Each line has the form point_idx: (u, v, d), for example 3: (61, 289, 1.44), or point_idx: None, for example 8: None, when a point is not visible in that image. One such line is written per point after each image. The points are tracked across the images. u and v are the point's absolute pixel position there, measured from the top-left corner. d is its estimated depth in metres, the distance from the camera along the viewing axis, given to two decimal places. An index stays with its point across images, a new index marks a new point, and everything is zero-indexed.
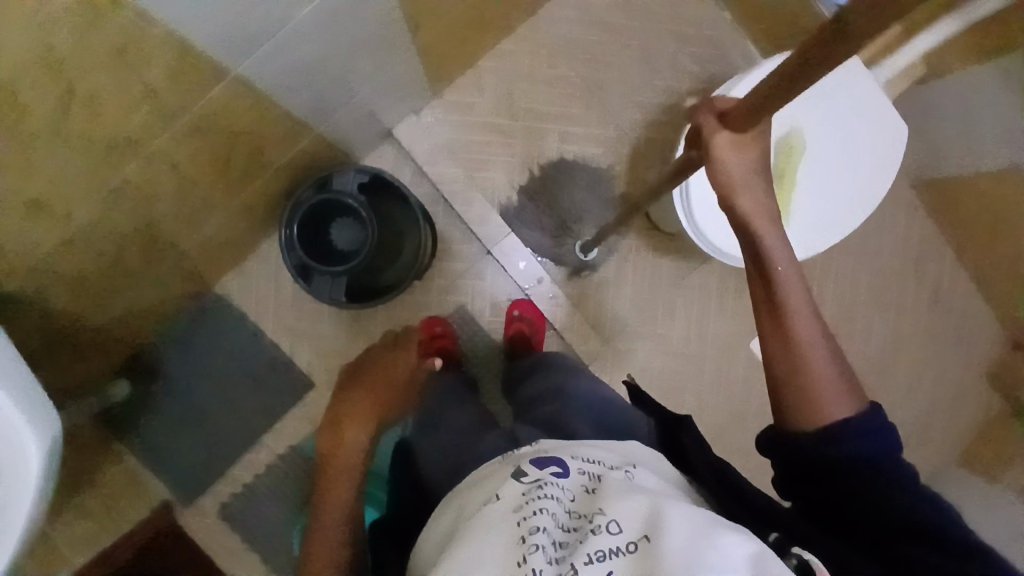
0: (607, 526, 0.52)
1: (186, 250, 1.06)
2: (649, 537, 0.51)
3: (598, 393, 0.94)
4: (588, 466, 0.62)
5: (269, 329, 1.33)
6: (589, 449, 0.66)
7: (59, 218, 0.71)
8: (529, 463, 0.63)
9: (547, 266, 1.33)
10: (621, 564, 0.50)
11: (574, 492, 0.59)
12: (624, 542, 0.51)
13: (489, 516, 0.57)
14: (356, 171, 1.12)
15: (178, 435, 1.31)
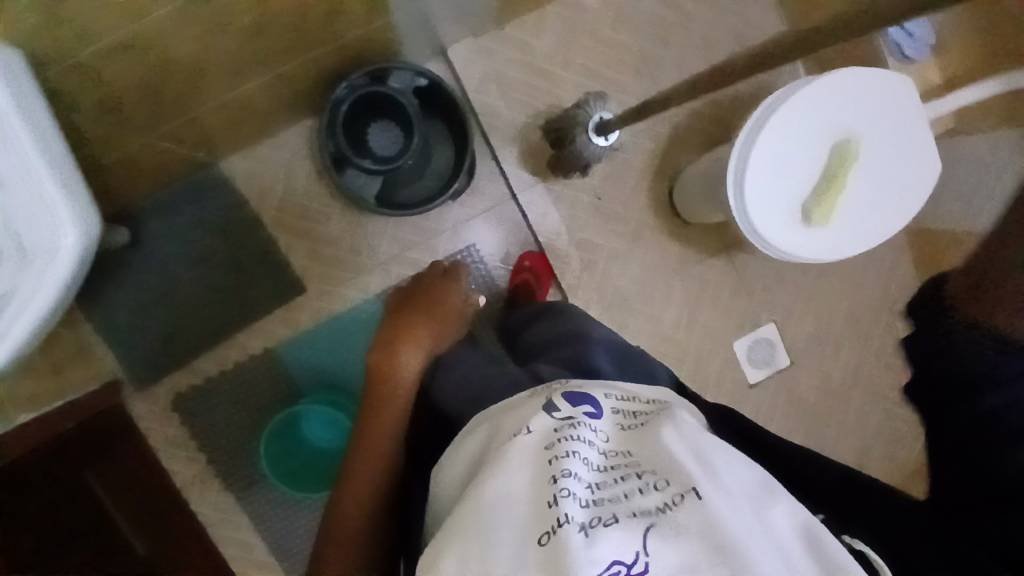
0: (653, 482, 0.52)
1: (216, 110, 0.98)
2: (697, 493, 0.50)
3: (613, 337, 0.96)
4: (621, 410, 0.63)
5: (266, 223, 1.25)
6: (622, 390, 0.67)
7: (136, 7, 0.64)
8: (563, 399, 0.63)
9: (566, 225, 1.32)
10: (663, 519, 0.49)
11: (610, 434, 0.60)
12: (669, 497, 0.50)
13: (519, 450, 0.58)
14: (416, 71, 1.09)
15: (145, 311, 1.23)
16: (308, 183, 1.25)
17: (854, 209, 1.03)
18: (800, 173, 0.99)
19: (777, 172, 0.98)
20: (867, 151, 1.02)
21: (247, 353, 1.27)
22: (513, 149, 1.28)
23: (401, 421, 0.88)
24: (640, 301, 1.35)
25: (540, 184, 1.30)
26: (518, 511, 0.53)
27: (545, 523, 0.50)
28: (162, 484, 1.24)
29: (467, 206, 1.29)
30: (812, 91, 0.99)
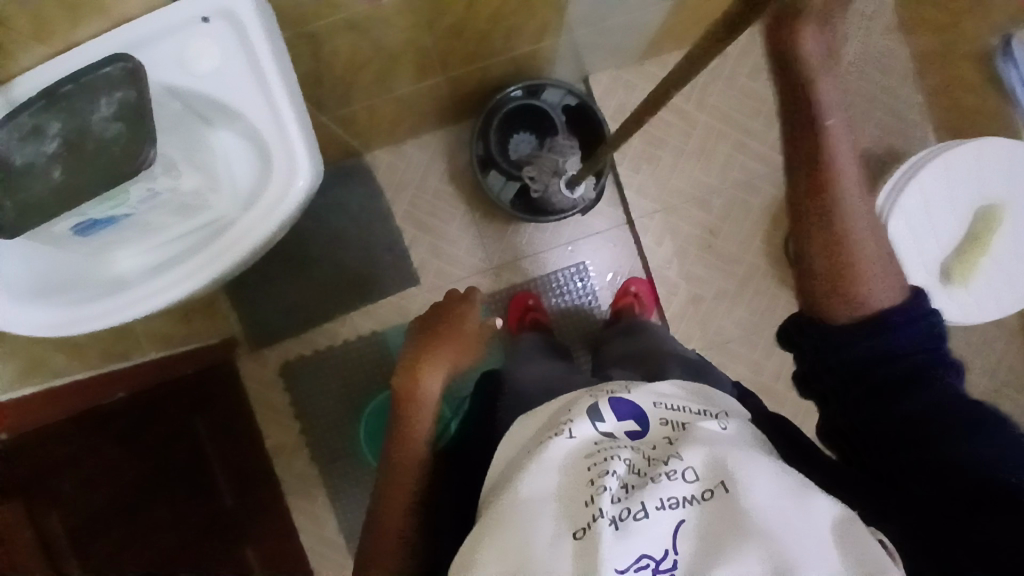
0: (682, 472, 0.51)
1: (386, 100, 1.07)
2: (726, 486, 0.50)
3: (689, 354, 0.94)
4: (670, 415, 0.58)
5: (397, 214, 1.33)
6: (671, 391, 0.62)
7: None
8: (607, 404, 0.59)
9: (679, 257, 1.33)
10: (693, 511, 0.50)
11: (654, 439, 0.57)
12: (698, 491, 0.51)
13: (554, 451, 0.55)
14: (569, 91, 1.18)
15: (274, 279, 1.31)
16: (441, 183, 1.33)
17: (992, 276, 1.03)
18: (939, 233, 1.01)
19: (912, 228, 1.01)
20: (1014, 220, 1.02)
21: (358, 333, 1.33)
22: (637, 177, 1.32)
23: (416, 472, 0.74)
24: (744, 345, 1.33)
25: (659, 214, 1.33)
26: (551, 510, 0.52)
27: (581, 517, 0.50)
28: (257, 443, 1.30)
29: (584, 226, 1.34)
30: (955, 158, 1.00)
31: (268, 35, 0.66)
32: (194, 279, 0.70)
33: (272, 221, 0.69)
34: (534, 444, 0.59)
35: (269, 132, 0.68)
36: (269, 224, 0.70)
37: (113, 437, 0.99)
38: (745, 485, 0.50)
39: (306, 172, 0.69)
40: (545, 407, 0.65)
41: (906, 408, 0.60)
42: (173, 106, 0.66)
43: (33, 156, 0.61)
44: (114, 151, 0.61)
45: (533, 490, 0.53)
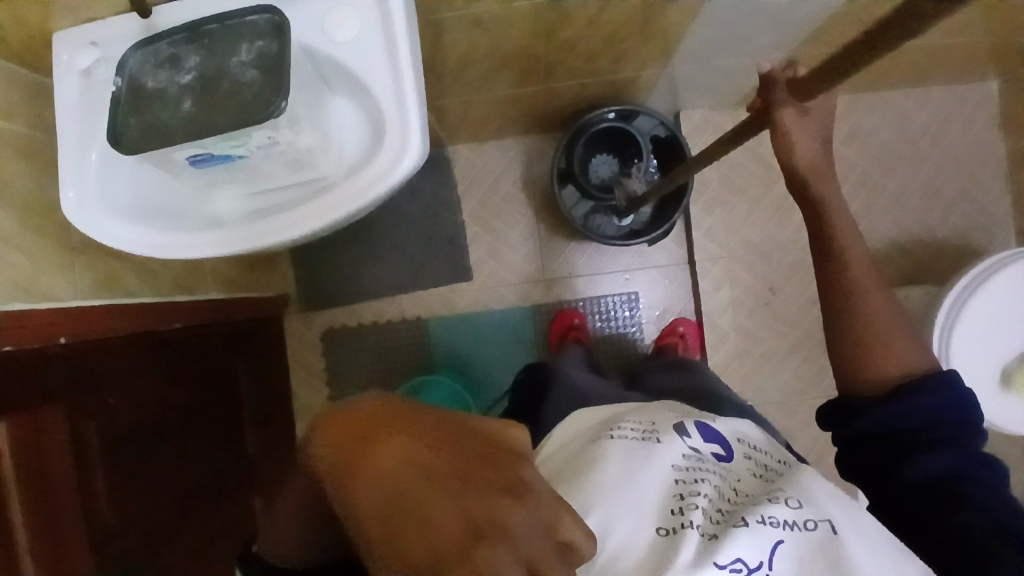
0: (786, 502, 0.51)
1: (484, 98, 1.10)
2: (832, 525, 0.50)
3: (733, 399, 0.92)
4: (752, 451, 0.59)
5: (465, 209, 1.35)
6: (752, 435, 0.62)
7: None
8: (694, 425, 0.59)
9: (732, 308, 1.32)
10: (793, 538, 0.49)
11: (738, 469, 0.56)
12: (801, 519, 0.50)
13: (646, 451, 0.54)
14: (660, 122, 1.19)
15: (335, 248, 1.35)
16: (513, 188, 1.35)
17: None
18: (1009, 336, 0.98)
19: (981, 324, 0.98)
20: None
21: (402, 315, 1.36)
22: (706, 220, 1.32)
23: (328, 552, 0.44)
24: (778, 409, 1.31)
25: (721, 261, 1.32)
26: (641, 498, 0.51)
27: (670, 520, 0.50)
28: (284, 399, 1.33)
29: (644, 257, 1.34)
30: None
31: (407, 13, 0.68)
32: (286, 232, 0.72)
33: (366, 195, 0.70)
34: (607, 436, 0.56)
35: (387, 104, 0.69)
36: (363, 198, 0.70)
37: (181, 354, 1.03)
38: (852, 533, 0.49)
39: (415, 152, 0.70)
40: (598, 412, 0.64)
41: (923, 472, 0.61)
42: (304, 67, 0.70)
43: (168, 82, 0.66)
44: (244, 93, 0.64)
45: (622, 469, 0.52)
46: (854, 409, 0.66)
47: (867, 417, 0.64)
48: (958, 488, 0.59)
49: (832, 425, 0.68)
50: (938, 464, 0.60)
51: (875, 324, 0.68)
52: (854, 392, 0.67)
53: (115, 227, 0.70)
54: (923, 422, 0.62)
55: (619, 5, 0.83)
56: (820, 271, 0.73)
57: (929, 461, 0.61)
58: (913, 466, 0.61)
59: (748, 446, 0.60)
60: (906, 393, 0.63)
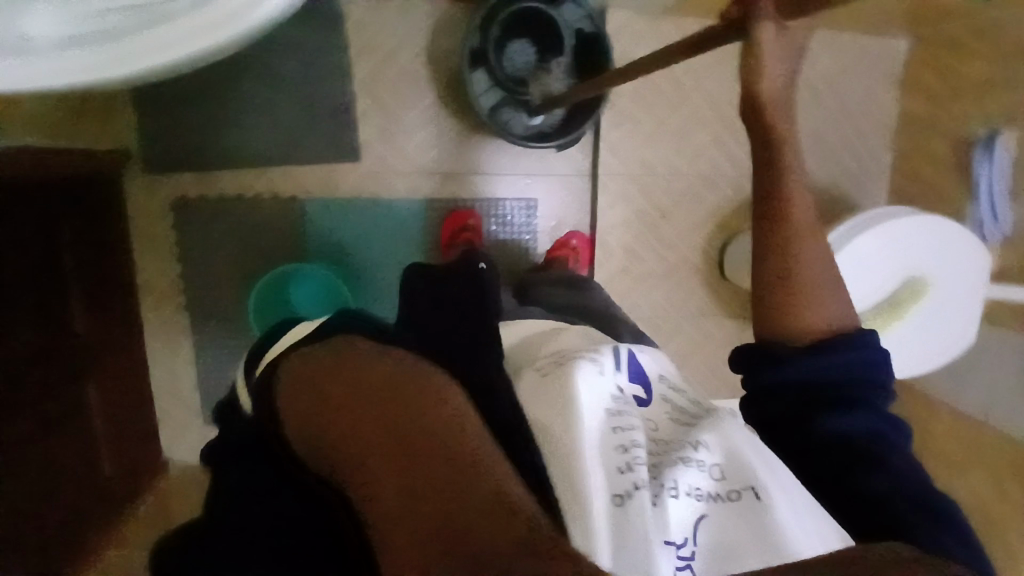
0: (708, 466, 0.51)
1: None
2: (756, 491, 0.49)
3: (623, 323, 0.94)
4: (669, 389, 0.59)
5: (355, 78, 1.18)
6: (672, 371, 0.62)
7: None
8: (619, 359, 0.57)
9: (623, 226, 1.32)
10: (715, 509, 0.49)
11: (655, 412, 0.56)
12: (724, 490, 0.50)
13: (581, 388, 0.52)
14: (587, 14, 1.09)
15: (191, 101, 1.12)
16: (416, 62, 1.19)
17: (898, 339, 1.10)
18: (869, 287, 1.06)
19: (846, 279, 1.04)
20: (935, 295, 1.09)
21: (273, 191, 1.19)
22: (614, 132, 1.27)
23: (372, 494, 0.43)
24: (649, 325, 1.37)
25: (621, 177, 1.29)
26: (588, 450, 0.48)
27: (619, 484, 0.47)
28: (124, 272, 1.15)
29: (546, 162, 1.27)
30: (903, 225, 1.04)
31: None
32: (120, 66, 0.55)
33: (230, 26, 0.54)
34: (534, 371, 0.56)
35: None
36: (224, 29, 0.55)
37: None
38: (780, 498, 0.49)
39: None
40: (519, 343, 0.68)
41: (831, 425, 0.57)
42: None
43: None
44: None
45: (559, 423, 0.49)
46: (774, 356, 0.61)
47: (785, 363, 0.60)
48: (874, 447, 0.56)
49: (743, 370, 0.64)
50: (859, 422, 0.57)
51: (806, 275, 0.63)
52: (772, 339, 0.63)
53: None
54: (838, 375, 0.59)
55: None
56: (757, 207, 0.67)
57: (848, 418, 0.57)
58: (830, 421, 0.57)
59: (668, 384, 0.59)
60: (825, 343, 0.60)
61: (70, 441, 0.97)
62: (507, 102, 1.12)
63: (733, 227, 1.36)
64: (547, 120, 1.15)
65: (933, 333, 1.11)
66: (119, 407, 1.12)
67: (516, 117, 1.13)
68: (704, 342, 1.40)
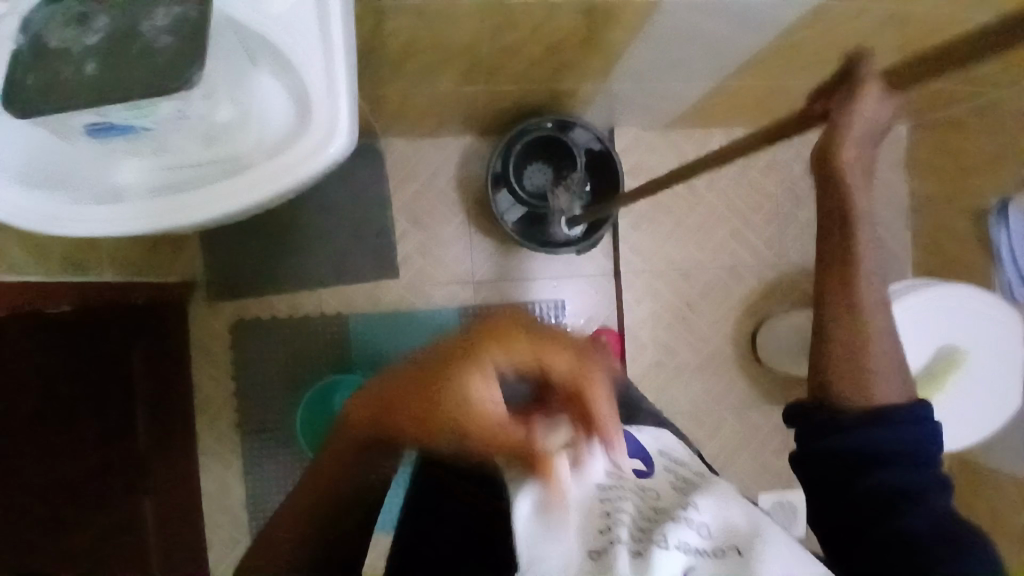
0: (699, 525, 0.53)
1: (422, 92, 1.08)
2: (740, 550, 0.51)
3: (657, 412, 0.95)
4: (672, 464, 0.65)
5: (394, 204, 1.31)
6: (674, 447, 0.68)
7: None
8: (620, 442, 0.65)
9: (652, 321, 1.35)
10: (706, 563, 0.51)
11: (658, 480, 0.61)
12: (714, 546, 0.52)
13: None
14: (596, 137, 1.22)
15: (252, 234, 1.27)
16: (447, 185, 1.33)
17: (944, 414, 1.07)
18: (902, 362, 1.04)
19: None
20: (975, 367, 1.07)
21: (322, 310, 1.30)
22: (634, 234, 1.35)
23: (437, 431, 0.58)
24: (689, 418, 1.35)
25: (645, 274, 1.35)
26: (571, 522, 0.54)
27: (597, 540, 0.52)
28: (184, 392, 1.24)
29: (572, 265, 1.35)
30: (923, 297, 1.04)
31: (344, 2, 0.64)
32: (192, 212, 0.66)
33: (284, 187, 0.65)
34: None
35: (313, 79, 0.65)
36: (278, 184, 0.65)
37: (75, 343, 0.95)
38: (756, 551, 0.51)
39: (343, 138, 0.65)
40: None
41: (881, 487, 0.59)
42: (226, 36, 0.63)
43: (75, 43, 0.58)
44: (155, 62, 0.58)
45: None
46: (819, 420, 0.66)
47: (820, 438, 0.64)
48: (917, 512, 0.57)
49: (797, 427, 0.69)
50: (894, 480, 0.59)
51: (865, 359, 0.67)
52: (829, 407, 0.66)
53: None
54: (870, 442, 0.62)
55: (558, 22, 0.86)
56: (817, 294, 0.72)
57: (881, 479, 0.60)
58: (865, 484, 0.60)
59: (668, 459, 0.66)
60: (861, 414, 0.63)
61: (126, 559, 1.00)
62: (529, 216, 1.25)
63: (762, 315, 1.38)
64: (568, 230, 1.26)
65: (979, 402, 1.08)
66: (172, 525, 1.15)
67: (538, 228, 1.24)
68: (748, 433, 1.37)
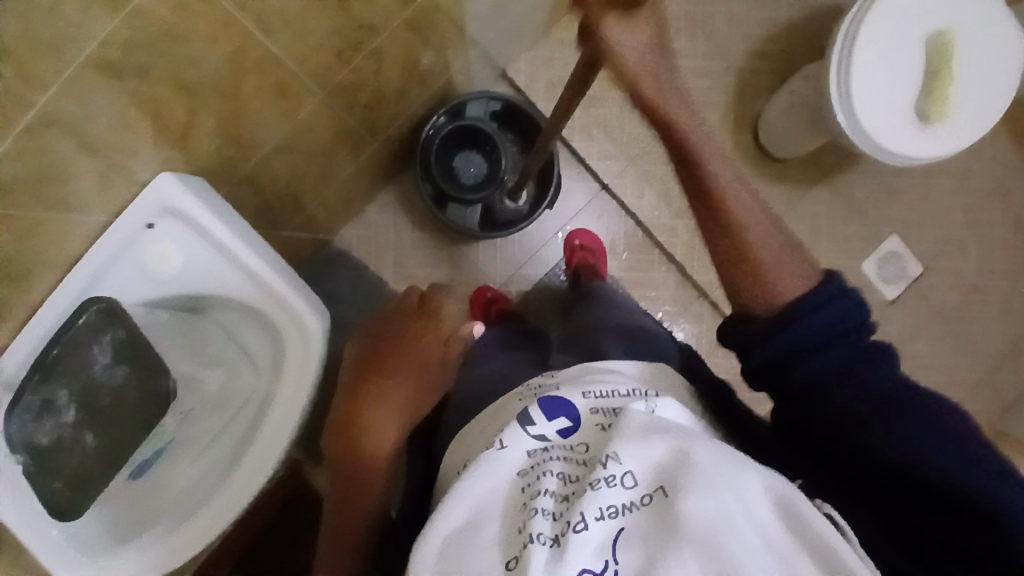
0: (620, 478, 0.41)
1: (334, 182, 1.04)
2: (666, 491, 0.40)
3: (632, 323, 0.76)
4: (601, 402, 0.49)
5: (388, 279, 1.27)
6: (608, 376, 0.53)
7: (294, 101, 0.71)
8: (536, 406, 0.49)
9: (665, 199, 1.30)
10: (633, 521, 0.40)
11: (587, 435, 0.46)
12: (637, 496, 0.41)
13: (490, 470, 0.45)
14: (489, 99, 1.17)
15: None
16: (415, 233, 1.28)
17: (973, 99, 0.99)
18: (899, 82, 0.96)
19: (876, 97, 0.96)
20: (965, 31, 0.97)
21: None
22: (592, 143, 1.29)
23: (381, 435, 0.60)
24: None
25: (628, 169, 1.30)
26: (490, 537, 0.41)
27: (514, 545, 0.40)
28: None
29: (566, 207, 1.31)
30: (873, 16, 0.94)
31: (225, 223, 0.67)
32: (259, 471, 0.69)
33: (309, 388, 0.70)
34: (466, 461, 0.50)
35: (261, 298, 0.71)
36: (301, 393, 0.70)
37: None
38: (687, 487, 0.40)
39: (311, 315, 0.72)
40: (474, 419, 0.56)
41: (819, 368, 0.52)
42: (160, 317, 0.68)
43: (59, 431, 0.59)
44: (134, 395, 0.64)
45: (463, 517, 0.43)
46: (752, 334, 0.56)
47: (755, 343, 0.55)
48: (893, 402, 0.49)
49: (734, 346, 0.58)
50: (836, 357, 0.52)
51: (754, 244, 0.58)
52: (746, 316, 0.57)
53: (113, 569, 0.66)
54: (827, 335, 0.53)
55: (392, 46, 0.81)
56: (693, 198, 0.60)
57: (818, 363, 0.52)
58: (808, 372, 0.52)
59: (596, 396, 0.50)
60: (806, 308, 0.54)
61: None
62: (479, 211, 1.20)
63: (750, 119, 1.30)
64: (522, 197, 1.21)
65: (993, 57, 0.98)
66: None
67: (499, 215, 1.20)
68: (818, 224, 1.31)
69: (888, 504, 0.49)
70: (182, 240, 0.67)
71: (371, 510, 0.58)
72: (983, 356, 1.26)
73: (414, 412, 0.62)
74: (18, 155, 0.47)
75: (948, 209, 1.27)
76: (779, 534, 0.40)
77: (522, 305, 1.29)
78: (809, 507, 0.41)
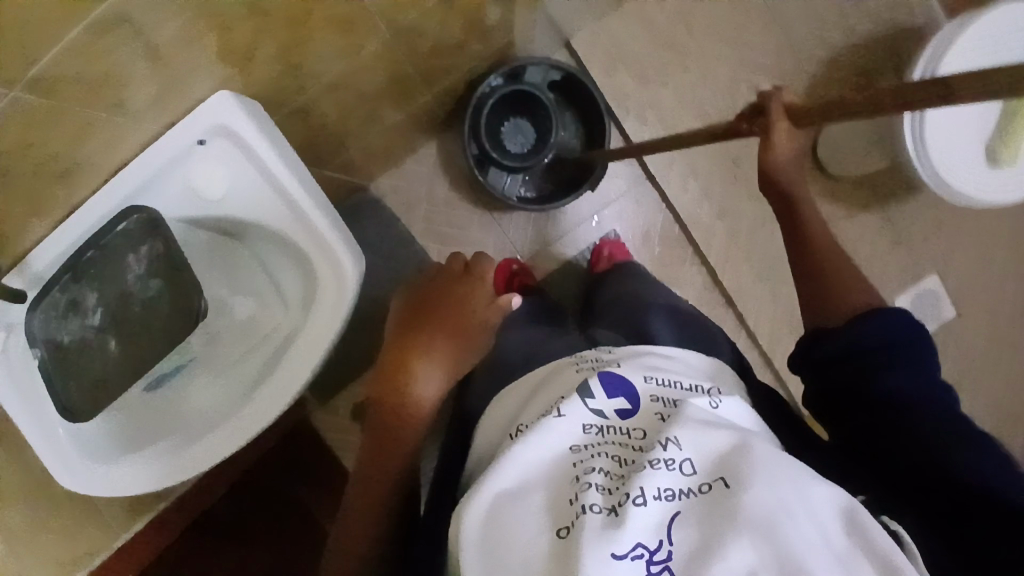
0: (679, 463, 0.40)
1: (379, 127, 1.02)
2: (727, 481, 0.39)
3: (677, 306, 0.75)
4: (661, 389, 0.48)
5: (417, 234, 1.25)
6: (662, 366, 0.52)
7: (358, 37, 0.69)
8: (597, 379, 0.48)
9: (709, 196, 1.27)
10: (690, 507, 0.38)
11: (645, 420, 0.45)
12: (694, 483, 0.40)
13: (541, 440, 0.44)
14: (552, 67, 1.13)
15: None
16: (450, 191, 1.26)
17: None
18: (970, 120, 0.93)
19: (948, 128, 0.92)
20: None
21: None
22: None
23: (424, 388, 0.60)
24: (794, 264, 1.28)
25: (676, 160, 1.27)
26: (535, 504, 0.40)
27: (565, 515, 0.39)
28: None
29: (608, 190, 1.28)
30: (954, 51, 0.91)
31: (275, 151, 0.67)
32: (275, 404, 0.69)
33: (337, 332, 0.70)
34: (513, 425, 0.49)
35: (299, 233, 0.70)
36: (329, 331, 0.70)
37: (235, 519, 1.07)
38: (749, 475, 0.39)
39: (348, 260, 0.70)
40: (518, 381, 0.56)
41: (891, 385, 0.50)
42: (201, 237, 0.71)
43: (80, 331, 0.61)
44: (164, 311, 0.64)
45: (508, 483, 0.42)
46: (824, 343, 0.56)
47: (829, 355, 0.55)
48: (934, 413, 0.49)
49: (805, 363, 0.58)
50: (909, 381, 0.50)
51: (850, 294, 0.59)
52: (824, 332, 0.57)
53: (118, 473, 0.66)
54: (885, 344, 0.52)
55: None
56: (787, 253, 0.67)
57: (899, 379, 0.50)
58: (884, 383, 0.50)
59: (656, 383, 0.48)
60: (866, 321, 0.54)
61: None
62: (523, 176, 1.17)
63: None
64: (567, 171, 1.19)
65: None
66: None
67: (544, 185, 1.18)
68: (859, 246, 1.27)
69: (952, 528, 0.45)
70: (227, 164, 0.66)
71: (391, 470, 0.57)
72: (1003, 403, 1.23)
73: (456, 372, 0.62)
74: (82, 54, 0.46)
75: (993, 250, 1.24)
76: (842, 540, 0.38)
77: (549, 281, 1.27)
78: (872, 519, 0.39)
